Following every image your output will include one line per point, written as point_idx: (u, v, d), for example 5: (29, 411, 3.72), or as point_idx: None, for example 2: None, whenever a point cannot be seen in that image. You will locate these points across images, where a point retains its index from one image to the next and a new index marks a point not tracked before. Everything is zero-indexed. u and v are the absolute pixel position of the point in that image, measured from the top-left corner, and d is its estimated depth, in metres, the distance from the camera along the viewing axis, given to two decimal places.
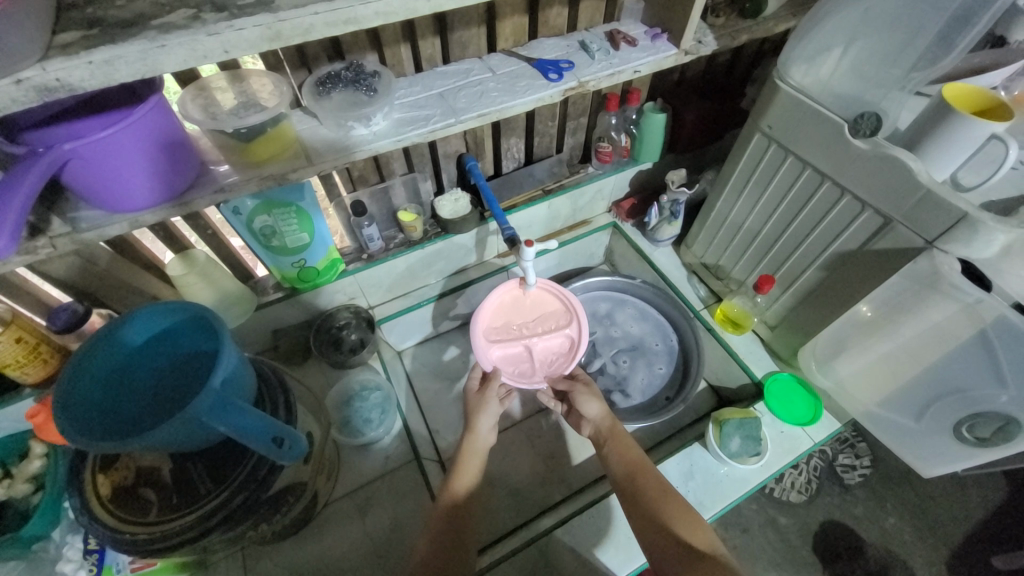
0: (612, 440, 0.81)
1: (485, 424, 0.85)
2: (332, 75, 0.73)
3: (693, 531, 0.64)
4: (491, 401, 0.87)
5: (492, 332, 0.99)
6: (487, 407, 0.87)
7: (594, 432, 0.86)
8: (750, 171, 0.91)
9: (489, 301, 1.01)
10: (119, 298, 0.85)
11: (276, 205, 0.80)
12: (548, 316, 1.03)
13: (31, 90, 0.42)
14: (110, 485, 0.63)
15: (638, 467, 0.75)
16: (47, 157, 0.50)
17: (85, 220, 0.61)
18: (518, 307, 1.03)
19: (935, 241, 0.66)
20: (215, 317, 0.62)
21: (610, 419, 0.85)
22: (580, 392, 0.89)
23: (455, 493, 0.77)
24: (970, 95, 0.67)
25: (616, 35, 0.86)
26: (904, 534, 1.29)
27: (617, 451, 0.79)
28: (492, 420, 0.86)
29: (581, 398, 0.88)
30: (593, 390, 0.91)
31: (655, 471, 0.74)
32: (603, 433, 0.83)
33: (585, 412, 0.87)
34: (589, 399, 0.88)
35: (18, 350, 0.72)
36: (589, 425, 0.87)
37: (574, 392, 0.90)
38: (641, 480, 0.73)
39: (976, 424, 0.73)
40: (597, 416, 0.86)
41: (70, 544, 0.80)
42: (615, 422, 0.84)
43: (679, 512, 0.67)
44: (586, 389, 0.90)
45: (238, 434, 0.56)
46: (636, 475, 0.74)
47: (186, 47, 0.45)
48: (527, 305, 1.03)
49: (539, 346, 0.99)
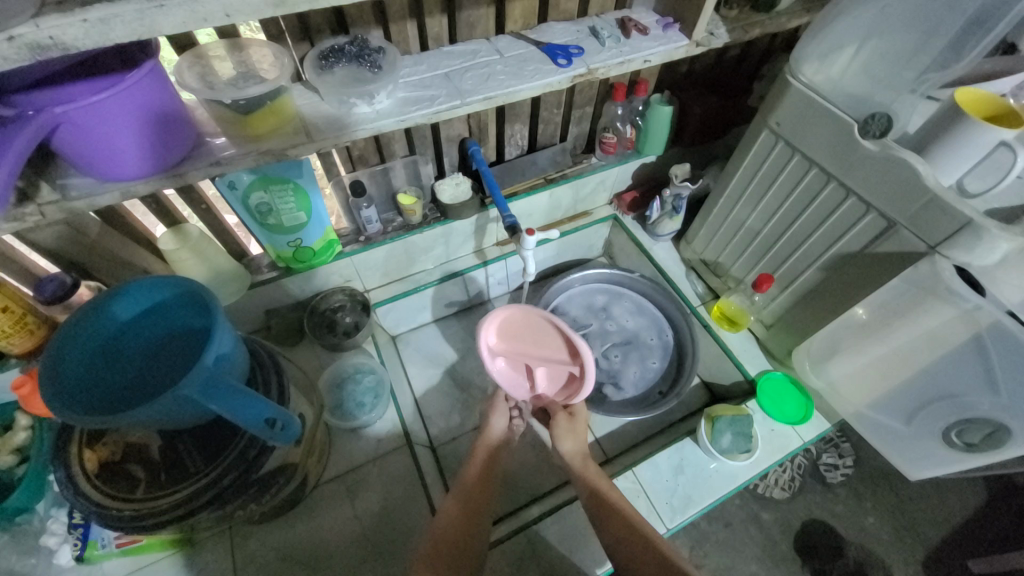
0: (583, 475, 0.81)
1: (498, 422, 0.89)
2: (336, 49, 0.70)
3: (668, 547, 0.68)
4: (499, 403, 0.91)
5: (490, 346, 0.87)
6: (497, 408, 0.91)
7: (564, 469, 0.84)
8: (755, 168, 0.90)
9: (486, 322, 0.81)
10: (110, 270, 0.83)
11: (274, 181, 0.78)
12: (553, 344, 0.84)
13: (23, 48, 0.40)
14: (97, 460, 0.62)
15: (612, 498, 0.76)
16: (36, 120, 0.48)
17: (74, 188, 0.59)
18: (523, 328, 0.84)
19: (937, 246, 0.67)
20: (208, 294, 0.61)
21: (584, 455, 0.85)
22: (558, 426, 0.88)
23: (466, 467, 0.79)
24: (982, 100, 0.66)
25: (628, 22, 0.84)
26: (882, 534, 1.31)
27: (595, 486, 0.79)
28: (503, 420, 0.90)
29: (557, 434, 0.87)
30: (578, 419, 0.89)
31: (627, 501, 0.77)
32: (574, 468, 0.83)
33: (560, 449, 0.86)
34: (566, 436, 0.87)
35: (4, 319, 0.70)
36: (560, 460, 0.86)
37: (554, 425, 0.88)
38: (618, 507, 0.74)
39: (965, 429, 0.74)
40: (567, 452, 0.85)
41: (54, 518, 0.79)
42: (586, 456, 0.85)
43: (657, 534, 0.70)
44: (567, 422, 0.88)
45: (230, 414, 0.55)
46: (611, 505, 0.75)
47: (186, 8, 0.43)
48: (534, 327, 0.83)
49: (539, 371, 0.86)
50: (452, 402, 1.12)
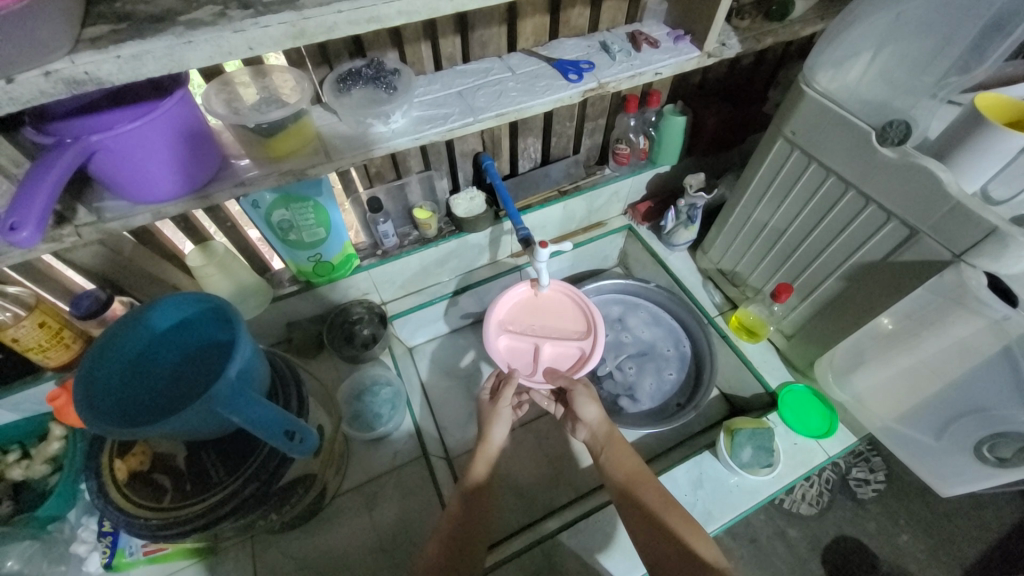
0: (609, 448, 0.79)
1: (500, 433, 0.84)
2: (353, 72, 0.73)
3: (695, 539, 0.65)
4: (503, 412, 0.85)
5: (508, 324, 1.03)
6: (500, 416, 0.85)
7: (590, 437, 0.84)
8: (771, 177, 0.89)
9: (505, 297, 1.04)
10: (141, 286, 0.87)
11: (294, 199, 0.81)
12: (570, 327, 1.03)
13: (60, 83, 0.43)
14: (126, 470, 0.64)
15: (637, 477, 0.74)
16: (74, 147, 0.51)
17: (109, 210, 0.62)
18: (537, 313, 1.05)
19: (963, 255, 0.65)
20: (233, 309, 0.63)
21: (608, 425, 0.82)
22: (577, 394, 0.85)
23: (478, 477, 0.79)
24: (1005, 105, 0.64)
25: (638, 36, 0.85)
26: (917, 553, 1.25)
27: (615, 460, 0.77)
28: (505, 430, 0.85)
29: (578, 400, 0.85)
30: (592, 391, 0.87)
31: (656, 481, 0.74)
32: (600, 440, 0.81)
33: (583, 415, 0.84)
34: (588, 402, 0.84)
35: (41, 334, 0.74)
36: (585, 429, 0.85)
37: (573, 393, 0.85)
38: (642, 492, 0.72)
39: (997, 444, 0.71)
40: (594, 420, 0.83)
41: (84, 526, 0.83)
42: (613, 427, 0.82)
43: (684, 522, 0.67)
44: (586, 390, 0.86)
45: (249, 424, 0.57)
46: (636, 488, 0.73)
47: (212, 43, 0.45)
48: (547, 307, 1.06)
49: (547, 348, 1.00)
50: (468, 414, 1.12)
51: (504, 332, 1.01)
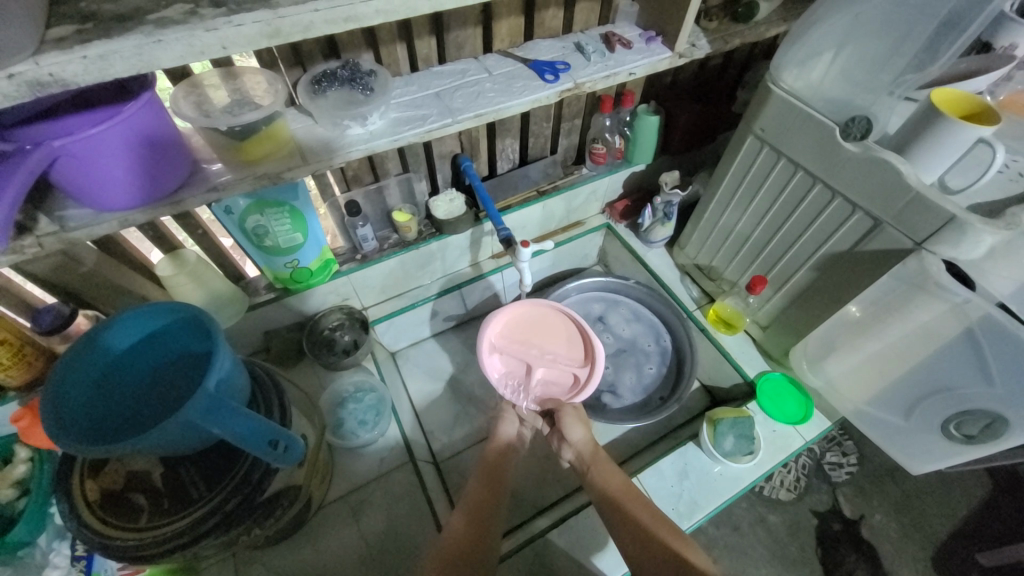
0: (595, 466, 0.82)
1: (507, 430, 0.92)
2: (327, 73, 0.72)
3: (682, 544, 0.67)
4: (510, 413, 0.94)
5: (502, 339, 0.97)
6: (509, 415, 0.93)
7: (576, 458, 0.85)
8: (743, 173, 0.92)
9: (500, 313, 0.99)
10: (108, 299, 0.83)
11: (270, 205, 0.79)
12: (568, 348, 0.98)
13: (23, 85, 0.41)
14: (99, 490, 0.61)
15: (623, 492, 0.76)
16: (35, 153, 0.48)
17: (72, 220, 0.59)
18: (530, 330, 1.00)
19: (923, 243, 0.68)
20: (208, 318, 0.61)
21: (593, 445, 0.85)
22: (566, 414, 0.88)
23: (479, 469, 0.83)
24: (958, 100, 0.68)
25: (611, 37, 0.86)
26: (891, 531, 1.31)
27: (603, 477, 0.80)
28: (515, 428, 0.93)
29: (566, 421, 0.87)
30: (580, 413, 0.90)
31: (643, 498, 0.75)
32: (586, 458, 0.83)
33: (568, 435, 0.86)
34: (574, 423, 0.87)
35: (0, 353, 0.70)
36: (570, 450, 0.87)
37: (562, 414, 0.88)
38: (629, 504, 0.74)
39: (964, 421, 0.75)
40: (580, 440, 0.86)
41: (56, 551, 0.78)
42: (599, 447, 0.85)
43: (668, 530, 0.69)
44: (574, 411, 0.89)
45: (231, 437, 0.55)
46: (623, 500, 0.75)
47: (183, 42, 0.44)
48: (543, 325, 1.01)
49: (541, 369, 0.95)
50: (454, 417, 1.12)
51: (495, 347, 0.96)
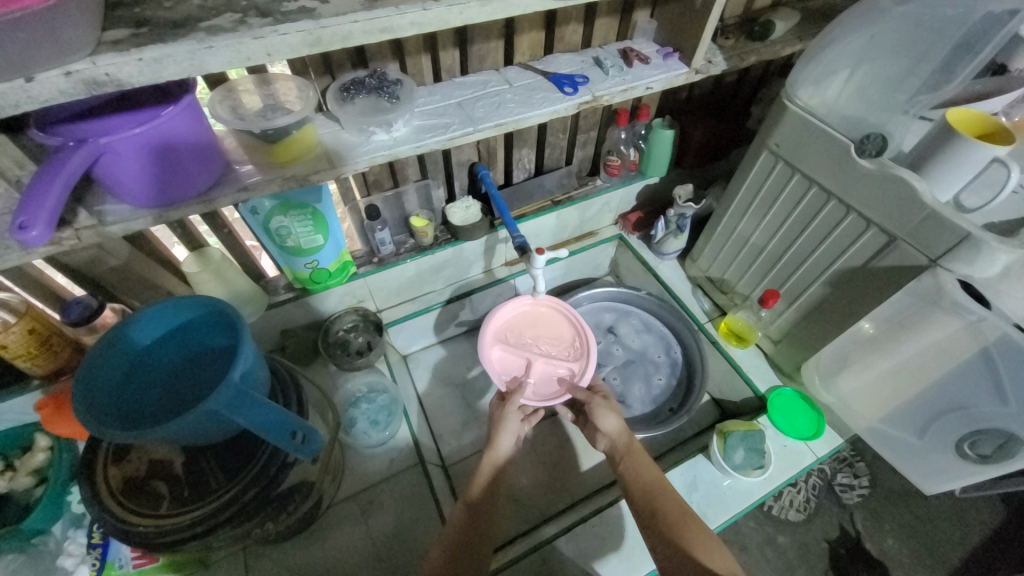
0: (629, 457, 0.78)
1: (507, 441, 0.85)
2: (356, 82, 0.75)
3: (705, 549, 0.62)
4: (511, 416, 0.87)
5: (500, 335, 1.03)
6: (508, 422, 0.87)
7: (610, 447, 0.82)
8: (757, 188, 0.93)
9: (503, 310, 1.05)
10: (134, 293, 0.86)
11: (293, 206, 0.81)
12: (565, 348, 1.04)
13: (80, 83, 0.43)
14: (121, 477, 0.63)
15: (655, 488, 0.72)
16: (82, 150, 0.51)
17: (110, 214, 0.62)
18: (527, 332, 1.05)
19: (939, 260, 0.68)
20: (233, 311, 0.63)
21: (627, 436, 0.81)
22: (597, 405, 0.85)
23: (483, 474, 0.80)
24: (973, 119, 0.69)
25: (630, 52, 0.88)
26: (903, 557, 1.28)
27: (633, 469, 0.76)
28: (513, 437, 0.86)
29: (597, 412, 0.84)
30: (612, 403, 0.87)
31: (675, 493, 0.71)
32: (620, 449, 0.80)
33: (602, 426, 0.83)
34: (607, 413, 0.84)
35: (30, 341, 0.73)
36: (604, 439, 0.83)
37: (591, 405, 0.85)
38: (661, 500, 0.70)
39: (978, 441, 0.74)
40: (614, 430, 0.82)
41: (71, 539, 0.81)
42: (632, 438, 0.81)
43: (698, 536, 0.64)
44: (605, 403, 0.85)
45: (253, 426, 0.57)
46: (656, 497, 0.71)
47: (231, 49, 0.46)
48: (540, 324, 1.07)
49: (538, 365, 1.00)
50: (463, 421, 1.12)
51: (495, 341, 1.02)
